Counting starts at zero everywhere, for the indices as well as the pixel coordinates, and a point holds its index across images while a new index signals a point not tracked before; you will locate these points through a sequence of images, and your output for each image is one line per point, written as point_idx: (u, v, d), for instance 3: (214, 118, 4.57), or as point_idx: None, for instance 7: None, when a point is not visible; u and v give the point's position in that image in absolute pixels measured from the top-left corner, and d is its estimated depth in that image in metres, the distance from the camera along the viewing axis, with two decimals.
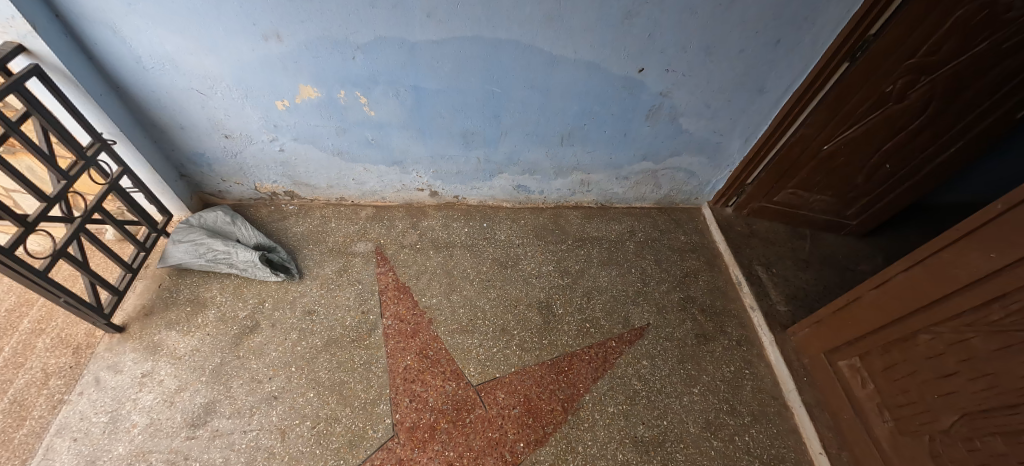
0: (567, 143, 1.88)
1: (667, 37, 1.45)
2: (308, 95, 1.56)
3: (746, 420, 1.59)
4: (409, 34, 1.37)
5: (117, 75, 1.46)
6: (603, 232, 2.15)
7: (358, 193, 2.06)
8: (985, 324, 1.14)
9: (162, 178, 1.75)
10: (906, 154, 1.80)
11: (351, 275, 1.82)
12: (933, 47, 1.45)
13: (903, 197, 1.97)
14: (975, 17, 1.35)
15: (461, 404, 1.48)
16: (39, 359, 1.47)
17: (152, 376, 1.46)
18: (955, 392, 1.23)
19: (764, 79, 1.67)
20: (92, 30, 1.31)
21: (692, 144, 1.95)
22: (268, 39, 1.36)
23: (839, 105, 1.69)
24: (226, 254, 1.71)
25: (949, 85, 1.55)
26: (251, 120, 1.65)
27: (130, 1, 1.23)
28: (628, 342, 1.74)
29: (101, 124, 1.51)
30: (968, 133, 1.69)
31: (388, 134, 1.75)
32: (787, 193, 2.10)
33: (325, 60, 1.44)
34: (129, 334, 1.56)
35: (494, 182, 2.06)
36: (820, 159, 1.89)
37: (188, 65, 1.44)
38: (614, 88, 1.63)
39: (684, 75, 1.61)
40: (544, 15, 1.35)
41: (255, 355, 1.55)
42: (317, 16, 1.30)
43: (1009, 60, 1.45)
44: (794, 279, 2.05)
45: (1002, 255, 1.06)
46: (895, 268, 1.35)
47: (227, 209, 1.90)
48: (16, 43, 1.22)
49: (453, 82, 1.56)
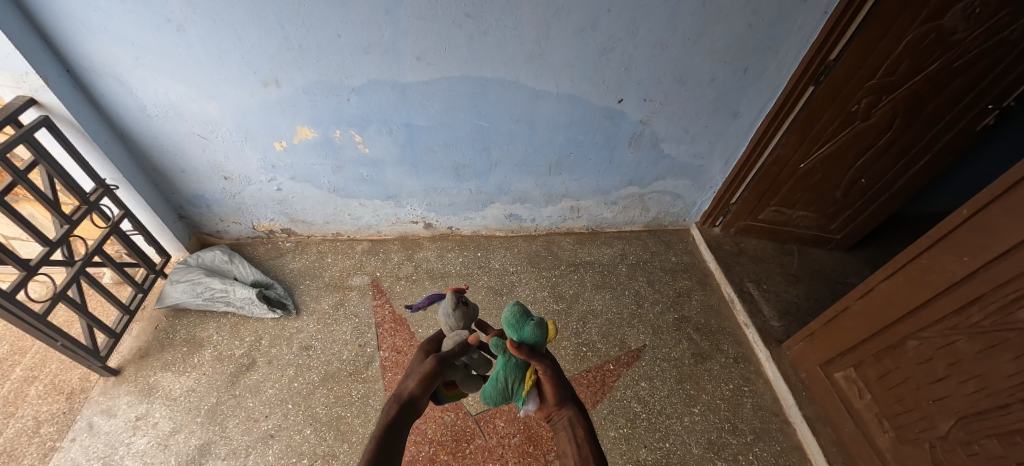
0: (555, 172, 1.96)
1: (642, 70, 1.56)
2: (305, 136, 1.63)
3: (748, 438, 1.57)
4: (400, 76, 1.47)
5: (122, 123, 1.53)
6: (595, 256, 2.20)
7: (354, 227, 2.10)
8: (967, 327, 1.17)
9: (162, 221, 1.80)
10: (879, 168, 1.90)
11: (348, 309, 1.83)
12: (889, 69, 1.56)
13: (882, 210, 2.06)
14: (924, 40, 1.47)
15: (460, 435, 1.47)
16: (31, 407, 1.45)
17: (146, 419, 1.44)
18: (947, 396, 1.24)
19: (737, 104, 1.76)
20: (101, 83, 1.39)
21: (675, 168, 2.03)
22: (267, 85, 1.45)
23: (811, 125, 1.77)
24: (224, 292, 1.75)
25: (910, 102, 1.65)
26: (249, 162, 1.72)
27: (138, 55, 1.32)
28: (625, 364, 1.75)
29: (105, 171, 1.57)
30: (935, 146, 1.79)
31: (382, 170, 1.82)
32: (771, 211, 2.17)
33: (322, 102, 1.52)
34: (123, 377, 1.55)
35: (486, 212, 2.11)
36: (798, 177, 1.98)
37: (191, 112, 1.51)
38: (596, 118, 1.72)
39: (662, 104, 1.71)
40: (526, 54, 1.45)
41: (251, 393, 1.54)
42: (314, 63, 1.39)
43: (961, 77, 1.57)
44: (785, 295, 2.08)
45: (974, 258, 1.12)
46: (877, 277, 1.40)
47: (224, 248, 1.94)
48: (27, 97, 1.31)
49: (443, 119, 1.64)
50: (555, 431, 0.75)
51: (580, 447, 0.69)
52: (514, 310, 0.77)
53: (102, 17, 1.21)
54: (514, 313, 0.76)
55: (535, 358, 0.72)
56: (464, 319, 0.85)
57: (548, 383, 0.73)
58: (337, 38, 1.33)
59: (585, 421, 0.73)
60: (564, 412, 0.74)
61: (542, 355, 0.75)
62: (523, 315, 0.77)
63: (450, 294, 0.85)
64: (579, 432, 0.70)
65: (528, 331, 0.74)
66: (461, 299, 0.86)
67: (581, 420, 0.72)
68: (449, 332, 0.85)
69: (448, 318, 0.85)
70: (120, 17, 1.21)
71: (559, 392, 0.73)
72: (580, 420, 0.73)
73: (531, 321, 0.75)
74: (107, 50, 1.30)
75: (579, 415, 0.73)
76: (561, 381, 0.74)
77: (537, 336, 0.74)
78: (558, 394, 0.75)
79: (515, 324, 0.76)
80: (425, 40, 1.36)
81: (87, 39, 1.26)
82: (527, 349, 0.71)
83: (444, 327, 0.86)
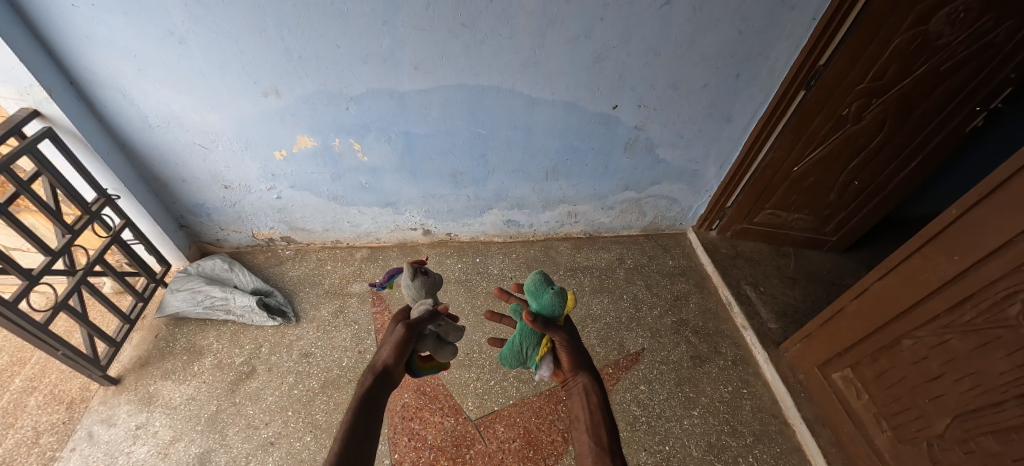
0: (552, 178, 1.98)
1: (636, 76, 1.59)
2: (305, 145, 1.66)
3: (748, 440, 1.58)
4: (398, 85, 1.49)
5: (124, 134, 1.56)
6: (593, 260, 2.21)
7: (353, 235, 2.12)
8: (960, 325, 1.18)
9: (163, 230, 1.81)
10: (872, 171, 1.93)
11: (347, 316, 1.84)
12: (877, 73, 1.59)
13: (876, 211, 2.09)
14: (911, 44, 1.50)
15: (460, 440, 1.47)
16: (30, 417, 1.45)
17: (146, 428, 1.44)
18: (944, 394, 1.25)
19: (730, 109, 1.79)
20: (103, 94, 1.42)
21: (671, 173, 2.05)
22: (268, 95, 1.47)
23: (803, 128, 1.80)
24: (224, 300, 1.75)
25: (899, 105, 1.68)
26: (250, 171, 1.74)
27: (141, 68, 1.34)
28: (624, 368, 1.76)
29: (106, 181, 1.59)
30: (925, 148, 1.82)
31: (380, 177, 1.84)
32: (766, 214, 2.19)
33: (321, 111, 1.55)
34: (123, 386, 1.55)
35: (485, 218, 2.13)
36: (792, 180, 2.00)
37: (192, 122, 1.53)
38: (592, 124, 1.75)
39: (656, 109, 1.73)
40: (522, 62, 1.48)
41: (251, 401, 1.54)
42: (313, 73, 1.42)
43: (948, 80, 1.60)
44: (782, 297, 2.10)
45: (964, 257, 1.14)
46: (871, 277, 1.42)
47: (224, 257, 1.95)
48: (31, 109, 1.33)
49: (441, 126, 1.67)
50: (569, 395, 0.88)
51: (591, 411, 0.81)
52: (538, 280, 0.85)
53: (106, 31, 1.23)
54: (537, 282, 0.85)
55: (552, 328, 0.83)
56: (425, 288, 0.94)
57: (565, 353, 0.86)
58: (336, 48, 1.36)
59: (598, 389, 0.86)
60: (579, 379, 0.86)
61: (558, 325, 0.85)
62: (545, 283, 0.86)
63: (407, 267, 0.92)
64: (591, 398, 0.83)
65: (546, 299, 0.83)
66: (420, 270, 0.95)
67: (594, 388, 0.85)
68: (415, 304, 0.93)
69: (410, 288, 0.93)
70: (124, 30, 1.23)
71: (575, 360, 0.87)
72: (593, 388, 0.85)
73: (551, 290, 0.83)
74: (109, 62, 1.32)
75: (592, 383, 0.86)
76: (578, 352, 0.88)
77: (555, 305, 0.83)
78: (574, 362, 0.88)
79: (536, 292, 0.85)
80: (423, 50, 1.39)
81: (91, 52, 1.29)
82: (538, 321, 0.79)
83: (409, 299, 0.95)
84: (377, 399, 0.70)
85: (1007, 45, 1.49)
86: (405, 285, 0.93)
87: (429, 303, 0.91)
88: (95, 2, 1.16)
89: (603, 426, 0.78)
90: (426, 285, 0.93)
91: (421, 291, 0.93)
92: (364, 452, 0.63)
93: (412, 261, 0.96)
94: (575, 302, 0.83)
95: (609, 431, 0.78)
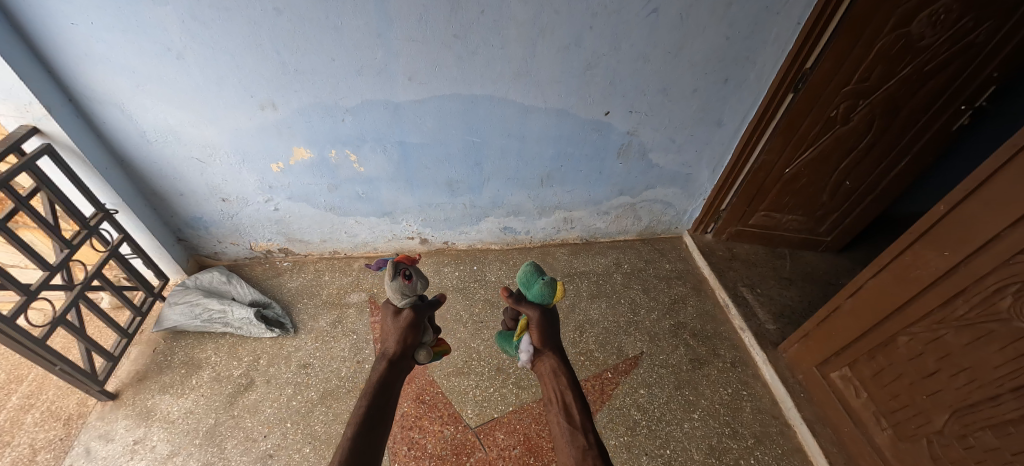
0: (547, 184, 2.00)
1: (626, 82, 1.62)
2: (301, 156, 1.67)
3: (749, 442, 1.57)
4: (393, 96, 1.52)
5: (122, 149, 1.57)
6: (590, 266, 2.22)
7: (350, 245, 2.12)
8: (954, 320, 1.20)
9: (161, 244, 1.82)
10: (862, 171, 1.95)
11: (346, 327, 1.84)
12: (863, 75, 1.62)
13: (869, 210, 2.12)
14: (894, 46, 1.53)
15: (460, 449, 1.47)
16: (28, 435, 1.44)
17: (144, 442, 1.44)
18: (940, 390, 1.26)
19: (720, 113, 1.81)
20: (101, 110, 1.44)
21: (664, 177, 2.07)
22: (264, 108, 1.49)
23: (793, 130, 1.82)
24: (222, 313, 1.76)
25: (886, 106, 1.71)
26: (248, 183, 1.76)
27: (139, 83, 1.37)
28: (624, 372, 1.76)
29: (104, 196, 1.60)
30: (915, 147, 1.85)
31: (377, 187, 1.86)
32: (761, 216, 2.21)
33: (317, 123, 1.57)
34: (121, 401, 1.55)
35: (482, 226, 2.15)
36: (785, 181, 2.02)
37: (189, 136, 1.55)
38: (584, 130, 1.77)
39: (647, 115, 1.76)
40: (514, 71, 1.51)
41: (249, 413, 1.53)
42: (309, 86, 1.45)
43: (933, 80, 1.63)
44: (779, 298, 2.10)
45: (954, 252, 1.15)
46: (864, 275, 1.43)
47: (223, 270, 1.96)
48: (30, 126, 1.35)
49: (436, 136, 1.69)
50: (540, 377, 0.96)
51: (562, 393, 0.91)
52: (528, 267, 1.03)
53: (105, 48, 1.26)
54: (528, 273, 1.02)
55: (526, 303, 0.98)
56: (405, 291, 0.95)
57: (535, 328, 0.96)
58: (331, 61, 1.39)
59: (564, 370, 0.95)
60: (548, 360, 0.96)
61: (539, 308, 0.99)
62: (536, 275, 1.02)
63: (389, 266, 0.94)
64: (561, 380, 0.93)
65: (537, 287, 0.98)
66: (399, 270, 0.96)
67: (562, 369, 0.95)
68: (397, 304, 0.96)
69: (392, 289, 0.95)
70: (123, 47, 1.26)
71: (546, 341, 0.96)
72: (561, 371, 0.94)
73: (541, 281, 0.99)
74: (108, 80, 1.35)
75: (558, 365, 0.95)
76: (549, 332, 0.97)
77: (544, 293, 0.98)
78: (543, 341, 0.97)
79: (528, 282, 1.02)
80: (416, 61, 1.42)
81: (90, 69, 1.31)
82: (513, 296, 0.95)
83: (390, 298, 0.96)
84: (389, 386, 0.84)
85: (988, 44, 1.52)
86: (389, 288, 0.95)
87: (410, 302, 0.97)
88: (94, 21, 1.19)
89: (574, 405, 0.87)
90: (405, 287, 0.95)
91: (403, 290, 0.95)
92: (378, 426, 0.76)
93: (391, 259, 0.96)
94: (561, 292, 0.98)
95: (580, 409, 0.87)
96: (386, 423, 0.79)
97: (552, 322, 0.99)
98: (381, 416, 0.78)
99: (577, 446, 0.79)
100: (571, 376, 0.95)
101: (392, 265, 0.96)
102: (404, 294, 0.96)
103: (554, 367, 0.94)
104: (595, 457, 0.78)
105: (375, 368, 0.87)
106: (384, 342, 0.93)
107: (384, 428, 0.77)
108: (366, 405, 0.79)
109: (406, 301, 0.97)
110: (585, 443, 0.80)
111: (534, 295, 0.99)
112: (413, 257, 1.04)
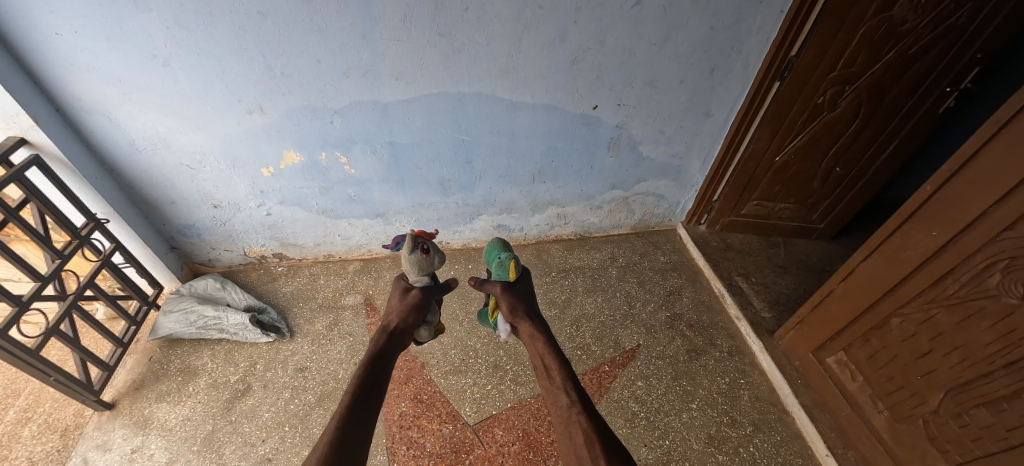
0: (539, 181, 2.00)
1: (614, 76, 1.62)
2: (292, 160, 1.68)
3: (747, 430, 1.57)
4: (380, 96, 1.52)
5: (112, 159, 1.57)
6: (586, 261, 2.22)
7: (345, 248, 2.12)
8: (944, 299, 1.20)
9: (153, 252, 1.82)
10: (851, 156, 1.97)
11: (341, 329, 1.84)
12: (848, 61, 1.63)
13: (861, 196, 2.14)
14: (878, 30, 1.54)
15: (459, 446, 1.47)
16: (25, 448, 1.43)
17: (142, 451, 1.43)
18: (934, 370, 1.26)
19: (709, 103, 1.82)
20: (89, 120, 1.44)
21: (656, 170, 2.08)
22: (252, 112, 1.49)
23: (781, 118, 1.83)
24: (217, 320, 1.77)
25: (872, 91, 1.73)
26: (239, 189, 1.76)
27: (126, 91, 1.37)
28: (622, 365, 1.76)
29: (94, 205, 1.60)
30: (902, 130, 1.86)
31: (369, 188, 1.86)
32: (753, 205, 2.22)
33: (306, 126, 1.57)
34: (118, 410, 1.55)
35: (475, 224, 2.15)
36: (775, 170, 2.03)
37: (178, 143, 1.55)
38: (573, 126, 1.78)
39: (635, 108, 1.76)
40: (501, 68, 1.52)
41: (247, 418, 1.53)
42: (296, 89, 1.45)
43: (917, 64, 1.64)
44: (774, 286, 2.11)
45: (942, 232, 1.16)
46: (855, 259, 1.44)
47: (217, 276, 1.97)
48: (18, 137, 1.36)
49: (426, 136, 1.69)
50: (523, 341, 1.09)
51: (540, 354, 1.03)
52: (496, 243, 1.14)
53: (90, 57, 1.26)
54: (494, 246, 1.14)
55: (489, 284, 1.11)
56: (422, 265, 1.07)
57: (504, 300, 1.09)
58: (317, 63, 1.39)
59: (541, 331, 1.07)
60: (525, 327, 1.07)
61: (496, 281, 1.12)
62: (500, 249, 1.13)
63: (409, 239, 1.04)
64: (538, 345, 1.04)
65: (499, 260, 1.10)
66: (420, 244, 1.06)
67: (538, 332, 1.06)
68: (410, 273, 1.09)
69: (410, 261, 1.05)
70: (108, 57, 1.27)
71: (515, 313, 1.08)
72: (538, 333, 1.06)
73: (501, 257, 1.11)
74: (94, 88, 1.35)
75: (536, 328, 1.07)
76: (517, 304, 1.09)
77: (503, 265, 1.10)
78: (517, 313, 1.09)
79: (494, 254, 1.14)
80: (402, 60, 1.42)
81: (76, 79, 1.32)
82: (479, 281, 1.10)
83: (405, 267, 1.08)
84: (389, 353, 0.96)
85: (971, 26, 1.52)
86: (408, 258, 1.05)
87: (423, 278, 1.09)
88: (78, 29, 1.19)
89: (556, 368, 0.99)
90: (422, 261, 1.06)
91: (415, 266, 1.06)
92: (378, 383, 0.89)
93: (413, 233, 1.07)
94: (513, 272, 1.09)
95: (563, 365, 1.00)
96: (383, 380, 0.91)
97: (516, 295, 1.10)
98: (380, 375, 0.91)
99: (563, 403, 0.91)
100: (547, 336, 1.06)
101: (412, 238, 1.06)
102: (422, 268, 1.07)
103: (530, 333, 1.06)
104: (580, 412, 0.89)
105: (377, 340, 0.98)
106: (388, 316, 1.04)
107: (381, 389, 0.88)
108: (367, 368, 0.90)
109: (418, 276, 1.09)
110: (567, 401, 0.92)
111: (498, 272, 1.11)
112: (432, 233, 1.14)
